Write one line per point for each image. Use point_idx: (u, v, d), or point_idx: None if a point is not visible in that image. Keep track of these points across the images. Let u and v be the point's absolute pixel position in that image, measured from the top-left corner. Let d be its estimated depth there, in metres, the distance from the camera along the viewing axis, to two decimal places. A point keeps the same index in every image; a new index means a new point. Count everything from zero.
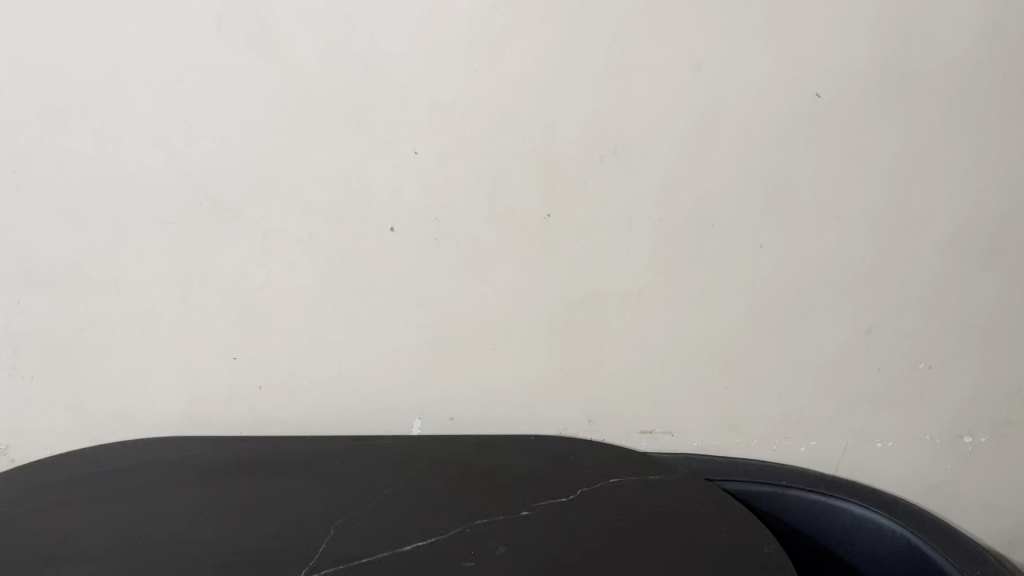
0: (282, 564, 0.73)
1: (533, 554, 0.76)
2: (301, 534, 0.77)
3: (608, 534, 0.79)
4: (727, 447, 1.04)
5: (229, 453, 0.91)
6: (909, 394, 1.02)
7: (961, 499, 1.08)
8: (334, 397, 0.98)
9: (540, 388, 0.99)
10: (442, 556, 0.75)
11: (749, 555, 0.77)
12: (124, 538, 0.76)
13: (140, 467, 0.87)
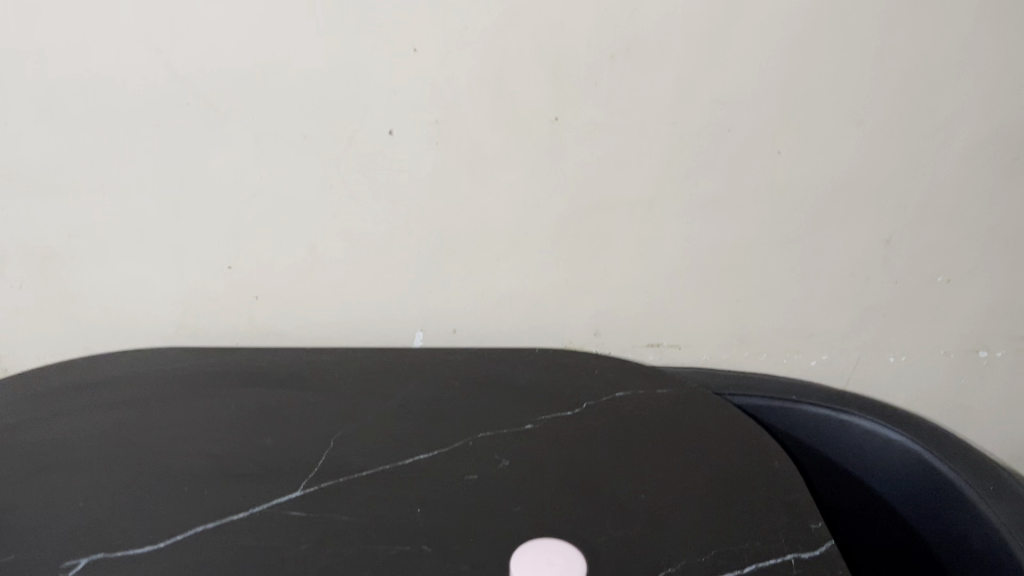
0: (282, 477, 0.72)
1: (537, 467, 0.75)
2: (302, 446, 0.77)
3: (612, 449, 0.78)
4: (733, 359, 1.02)
5: (229, 364, 0.90)
6: (925, 307, 0.99)
7: (970, 412, 1.06)
8: (335, 308, 0.96)
9: (545, 300, 0.97)
10: (444, 470, 0.74)
11: (756, 469, 0.76)
12: (119, 446, 0.76)
13: (137, 377, 0.86)
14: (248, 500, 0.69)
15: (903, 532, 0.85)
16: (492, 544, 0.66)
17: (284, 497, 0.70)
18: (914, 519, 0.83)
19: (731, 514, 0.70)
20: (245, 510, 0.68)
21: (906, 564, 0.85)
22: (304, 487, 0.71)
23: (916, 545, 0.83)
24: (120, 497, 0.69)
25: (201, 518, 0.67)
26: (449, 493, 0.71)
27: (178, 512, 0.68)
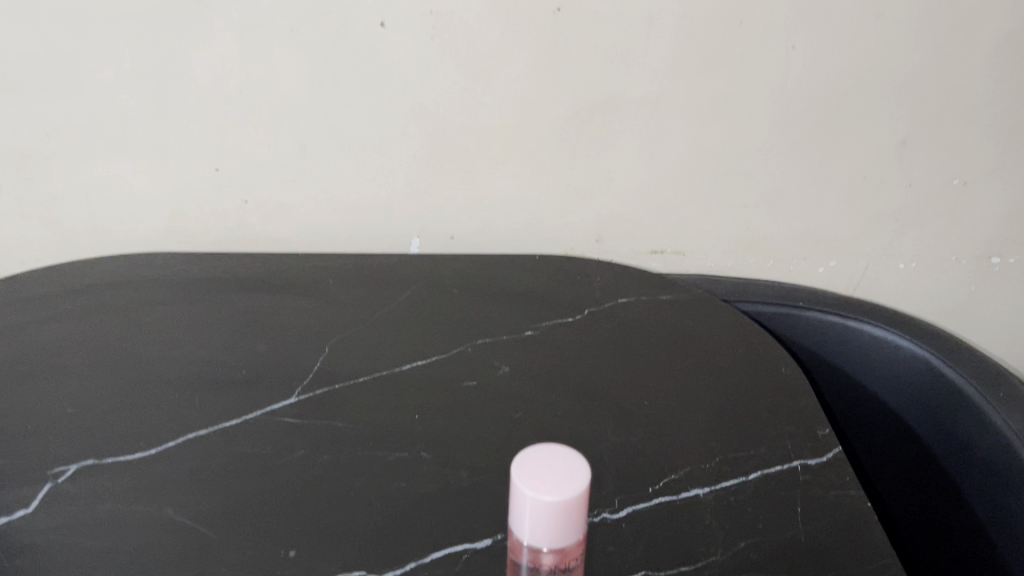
0: (275, 384, 0.71)
1: (537, 375, 0.73)
2: (295, 352, 0.74)
3: (614, 356, 0.76)
4: (739, 266, 1.00)
5: (219, 267, 0.87)
6: (939, 211, 0.96)
7: (979, 320, 1.05)
8: (328, 213, 0.93)
9: (546, 205, 0.94)
10: (443, 377, 0.72)
11: (761, 374, 0.74)
12: (106, 352, 0.74)
13: (124, 283, 0.84)
14: (242, 407, 0.68)
15: (911, 441, 0.83)
16: (492, 451, 0.65)
17: (280, 403, 0.69)
18: (925, 431, 0.82)
19: (737, 420, 0.68)
20: (239, 417, 0.67)
21: (914, 474, 0.84)
22: (299, 393, 0.70)
23: (925, 456, 0.82)
24: (109, 403, 0.68)
25: (194, 425, 0.66)
26: (448, 400, 0.70)
27: (170, 420, 0.66)
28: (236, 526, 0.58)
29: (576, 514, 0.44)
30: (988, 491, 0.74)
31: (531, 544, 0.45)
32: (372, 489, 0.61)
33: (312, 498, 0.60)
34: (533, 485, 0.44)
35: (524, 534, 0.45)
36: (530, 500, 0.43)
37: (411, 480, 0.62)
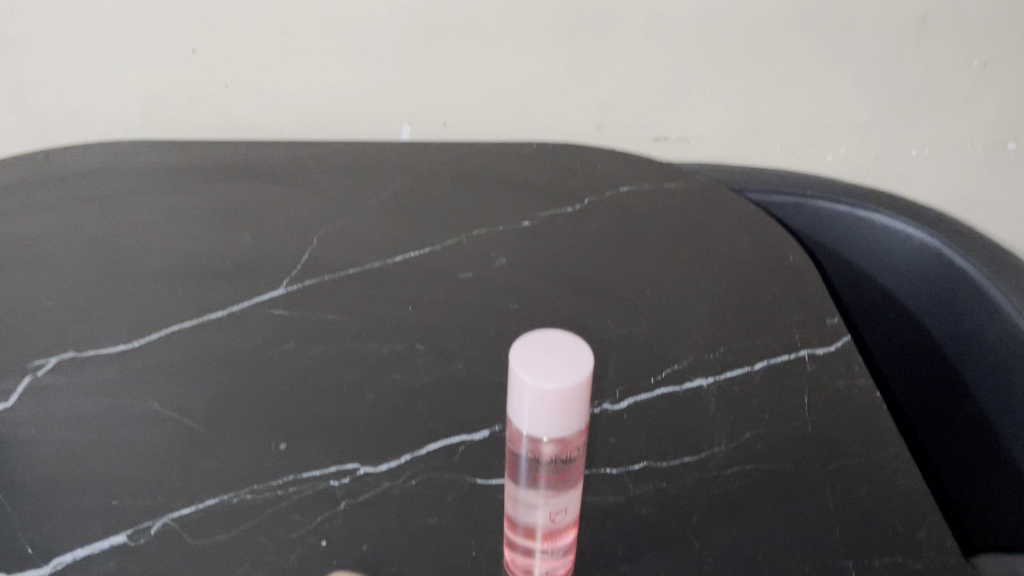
0: (262, 275, 0.68)
1: (536, 267, 0.70)
2: (282, 241, 0.71)
3: (616, 246, 0.72)
4: (745, 154, 0.96)
5: (196, 149, 0.82)
6: (955, 94, 0.92)
7: (990, 209, 1.01)
8: (314, 99, 0.88)
9: (544, 90, 0.89)
10: (437, 267, 0.69)
11: (769, 263, 0.71)
12: (84, 242, 0.70)
13: (93, 169, 0.78)
14: (228, 299, 0.65)
15: (923, 337, 0.80)
16: (489, 343, 0.62)
17: (268, 295, 0.66)
18: (939, 325, 0.78)
19: (743, 309, 0.66)
20: (225, 309, 0.64)
21: (923, 366, 0.80)
22: (287, 285, 0.67)
23: (937, 349, 0.79)
24: (89, 295, 0.65)
25: (178, 317, 0.63)
26: (443, 291, 0.67)
27: (153, 312, 0.64)
28: (227, 420, 0.56)
29: (578, 402, 0.42)
30: (1001, 380, 0.72)
31: (531, 434, 0.43)
32: (365, 381, 0.59)
33: (304, 392, 0.58)
34: (533, 373, 0.41)
35: (523, 422, 0.42)
36: (530, 388, 0.41)
37: (406, 373, 0.60)
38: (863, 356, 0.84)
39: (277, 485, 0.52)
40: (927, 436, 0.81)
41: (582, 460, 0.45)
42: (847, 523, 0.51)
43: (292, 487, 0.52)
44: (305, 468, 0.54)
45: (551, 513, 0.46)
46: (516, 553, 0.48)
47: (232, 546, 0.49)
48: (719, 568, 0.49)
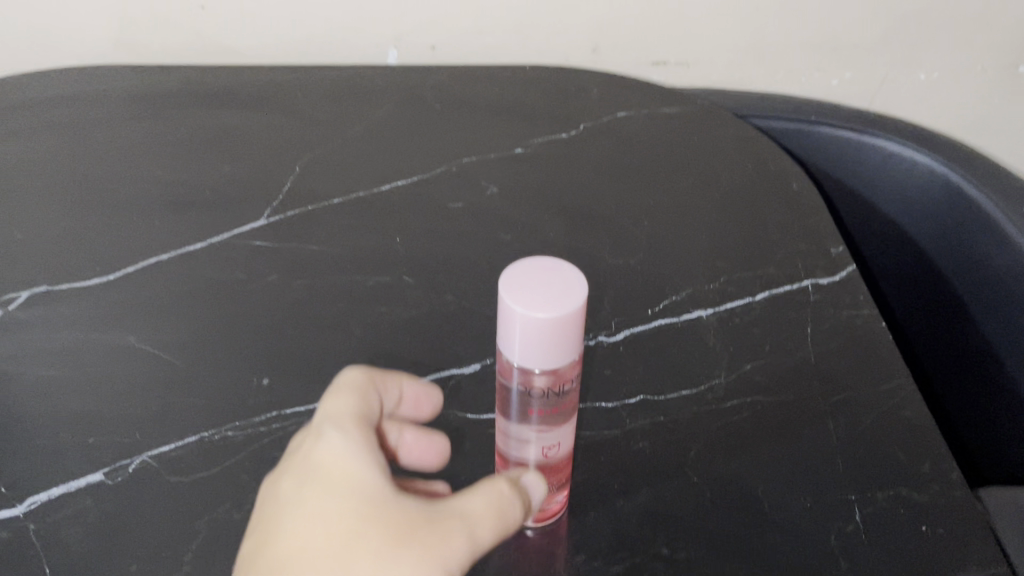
0: (242, 204, 0.65)
1: (529, 194, 0.66)
2: (262, 168, 0.68)
3: (613, 172, 0.69)
4: (747, 78, 0.92)
5: (167, 72, 0.77)
6: (968, 14, 0.87)
7: (998, 135, 0.98)
8: (294, 21, 0.84)
9: (537, 9, 0.84)
10: (425, 195, 0.66)
11: (773, 189, 0.67)
12: (54, 171, 0.67)
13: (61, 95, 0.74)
14: (206, 230, 0.62)
15: (932, 264, 0.77)
16: (479, 275, 0.60)
17: (248, 226, 0.63)
18: (947, 253, 0.75)
19: (744, 238, 0.63)
20: (203, 240, 0.62)
21: (930, 295, 0.78)
22: (268, 215, 0.64)
23: (945, 279, 0.76)
24: (61, 227, 0.62)
25: (154, 250, 0.61)
26: (431, 220, 0.64)
27: (128, 244, 0.61)
28: (207, 355, 0.54)
29: (571, 332, 0.39)
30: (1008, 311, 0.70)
31: (522, 366, 0.40)
32: (350, 314, 0.57)
33: (286, 325, 0.56)
34: (524, 302, 0.39)
35: (514, 353, 0.40)
36: (522, 317, 0.38)
37: (394, 306, 0.58)
38: (871, 286, 0.82)
39: (260, 422, 0.51)
40: (933, 366, 0.79)
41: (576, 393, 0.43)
42: (850, 456, 0.49)
43: (275, 423, 0.51)
44: (288, 404, 0.52)
45: (543, 448, 0.44)
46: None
47: (213, 483, 0.48)
48: (717, 503, 0.47)
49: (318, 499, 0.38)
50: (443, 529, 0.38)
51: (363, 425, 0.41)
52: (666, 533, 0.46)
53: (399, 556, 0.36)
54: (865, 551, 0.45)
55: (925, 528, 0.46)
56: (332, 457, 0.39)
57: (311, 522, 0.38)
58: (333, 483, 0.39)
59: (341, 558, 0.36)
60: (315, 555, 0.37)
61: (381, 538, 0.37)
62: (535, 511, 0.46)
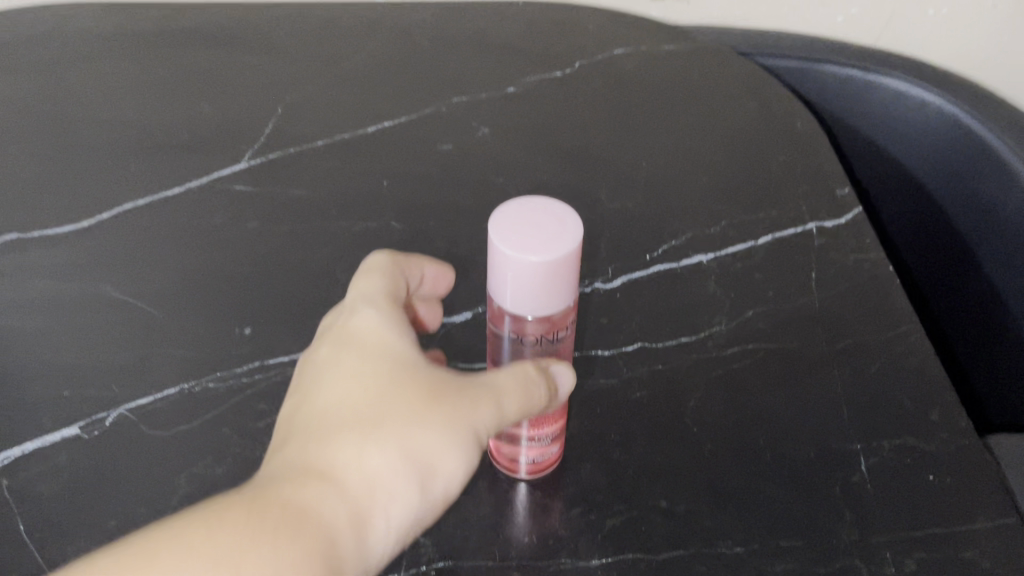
0: (221, 147, 0.62)
1: (522, 135, 0.63)
2: (241, 108, 0.65)
3: (610, 111, 0.65)
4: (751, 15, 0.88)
5: (140, 6, 0.73)
6: None
7: None
8: None
9: None
10: (413, 136, 0.63)
11: (777, 128, 0.64)
12: (24, 112, 0.64)
13: (29, 31, 0.70)
14: (185, 174, 0.60)
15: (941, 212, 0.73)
16: (470, 220, 0.58)
17: (228, 170, 0.60)
18: (958, 199, 0.71)
19: (746, 180, 0.60)
20: (181, 185, 0.59)
21: (939, 241, 0.74)
22: (250, 158, 0.61)
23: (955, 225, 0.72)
24: (32, 171, 0.59)
25: (131, 195, 0.58)
26: (419, 162, 0.61)
27: (103, 190, 0.58)
28: (187, 305, 0.52)
29: (566, 275, 0.37)
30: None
31: (514, 311, 0.38)
32: (336, 260, 0.55)
33: (269, 273, 0.54)
34: (515, 244, 0.36)
35: (503, 297, 0.38)
36: (509, 260, 0.36)
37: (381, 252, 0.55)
38: (877, 233, 0.77)
39: (242, 373, 0.49)
40: (944, 311, 0.75)
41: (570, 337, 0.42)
42: (855, 404, 0.47)
43: (258, 373, 0.49)
44: (271, 354, 0.50)
45: None
46: (501, 441, 0.44)
47: (194, 436, 0.46)
48: (717, 454, 0.46)
49: (353, 359, 0.36)
50: (475, 394, 0.36)
51: (397, 299, 0.40)
52: (665, 485, 0.45)
53: (433, 411, 0.35)
54: (871, 501, 0.43)
55: (932, 478, 0.44)
56: (366, 327, 0.37)
57: (344, 382, 0.36)
58: (366, 343, 0.37)
59: (377, 412, 0.34)
60: (350, 408, 0.35)
61: (415, 395, 0.35)
62: (529, 463, 0.44)
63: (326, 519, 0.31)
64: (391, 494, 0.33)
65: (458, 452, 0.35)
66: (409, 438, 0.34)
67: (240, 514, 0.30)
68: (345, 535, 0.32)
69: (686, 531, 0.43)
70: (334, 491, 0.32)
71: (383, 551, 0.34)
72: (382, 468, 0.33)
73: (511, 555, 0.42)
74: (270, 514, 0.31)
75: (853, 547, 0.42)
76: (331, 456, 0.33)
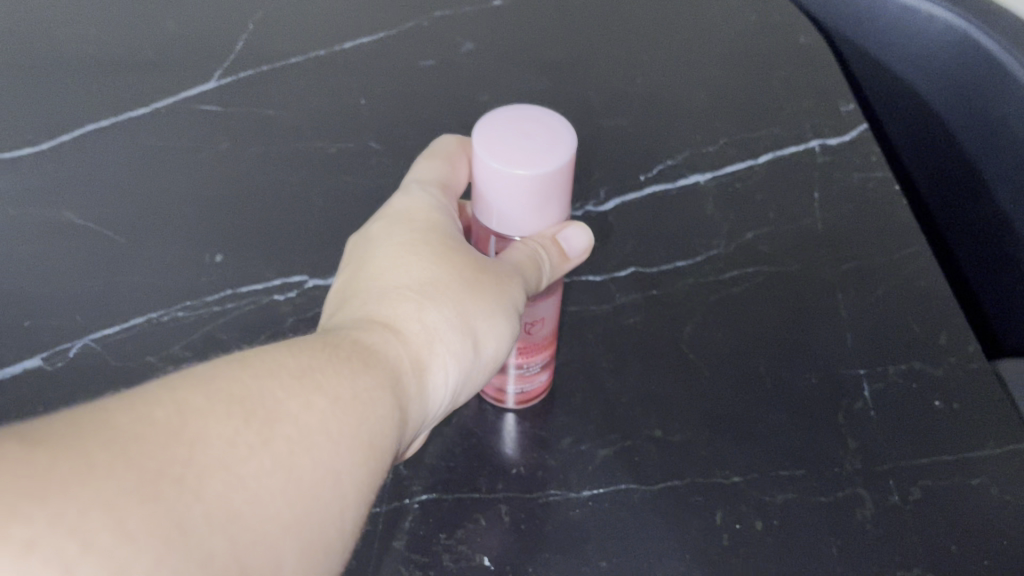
0: (188, 65, 0.58)
1: (508, 51, 0.60)
2: (209, 25, 0.60)
3: (600, 26, 0.62)
4: None
5: None
6: None
7: None
8: None
9: None
10: (392, 53, 0.59)
11: (780, 42, 0.61)
12: None
13: None
14: (150, 95, 0.56)
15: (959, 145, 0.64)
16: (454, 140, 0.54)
17: (196, 89, 0.56)
18: (972, 128, 0.62)
19: (746, 97, 0.57)
20: (146, 106, 0.55)
21: (959, 183, 0.65)
22: (219, 77, 0.57)
23: (974, 160, 0.63)
24: None
25: (91, 115, 0.54)
26: (399, 81, 0.58)
27: (64, 111, 0.55)
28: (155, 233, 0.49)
29: (558, 188, 0.34)
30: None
31: (501, 232, 0.36)
32: (311, 184, 0.52)
33: (240, 198, 0.51)
34: (501, 156, 0.33)
35: (505, 223, 0.35)
36: (512, 180, 0.33)
37: (359, 175, 0.52)
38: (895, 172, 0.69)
39: (212, 302, 0.46)
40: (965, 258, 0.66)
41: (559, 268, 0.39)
42: (860, 326, 0.45)
43: (229, 303, 0.46)
44: (244, 282, 0.47)
45: (525, 324, 0.39)
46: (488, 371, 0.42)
47: (161, 367, 0.43)
48: (715, 382, 0.44)
49: (404, 227, 0.35)
50: (515, 264, 0.35)
51: (449, 184, 0.38)
52: (659, 414, 0.43)
53: (483, 277, 0.34)
54: (873, 428, 0.41)
55: (939, 404, 0.42)
56: (416, 203, 0.36)
57: (397, 245, 0.34)
58: (419, 217, 0.35)
59: (433, 271, 0.33)
60: (405, 267, 0.33)
61: (466, 263, 0.34)
62: (517, 393, 0.42)
63: (391, 360, 0.30)
64: (447, 351, 0.32)
65: (505, 319, 0.34)
66: (463, 299, 0.33)
67: (314, 346, 0.29)
68: (409, 379, 0.31)
69: (682, 461, 0.41)
70: (395, 340, 0.31)
71: (433, 410, 0.33)
72: (440, 325, 0.32)
73: (498, 487, 0.40)
74: (343, 348, 0.29)
75: (857, 477, 0.40)
76: (391, 311, 0.32)
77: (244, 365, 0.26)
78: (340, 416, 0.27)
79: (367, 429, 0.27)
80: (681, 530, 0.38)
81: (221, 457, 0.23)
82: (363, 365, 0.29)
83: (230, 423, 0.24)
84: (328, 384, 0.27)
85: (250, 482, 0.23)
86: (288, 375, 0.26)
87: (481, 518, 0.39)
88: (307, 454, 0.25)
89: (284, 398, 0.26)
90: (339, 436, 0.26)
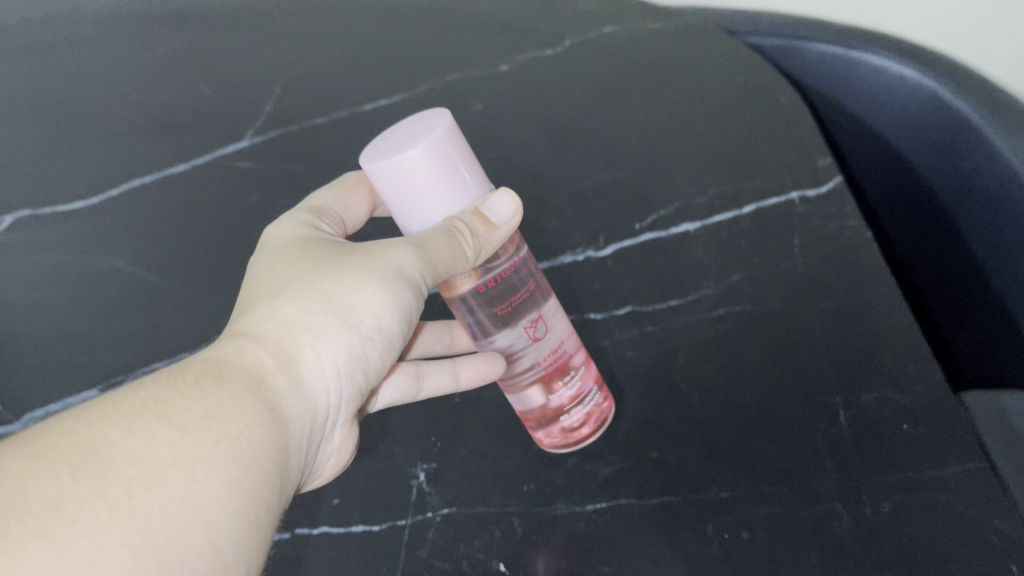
0: (218, 121, 0.62)
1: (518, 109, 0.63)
2: (240, 80, 0.64)
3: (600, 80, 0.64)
4: None
5: None
6: None
7: None
8: None
9: None
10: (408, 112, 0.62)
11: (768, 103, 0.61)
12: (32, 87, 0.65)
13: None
14: (187, 151, 0.60)
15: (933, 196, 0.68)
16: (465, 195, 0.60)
17: (227, 148, 0.60)
18: (945, 182, 0.66)
19: (741, 145, 0.60)
20: (186, 162, 0.60)
21: (935, 231, 0.69)
22: (251, 135, 0.61)
23: (946, 210, 0.67)
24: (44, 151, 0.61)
25: (137, 171, 0.60)
26: None
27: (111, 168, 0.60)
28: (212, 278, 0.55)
29: (454, 154, 0.38)
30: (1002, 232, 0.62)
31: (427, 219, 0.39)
32: None
33: None
34: (394, 150, 0.37)
35: (414, 210, 0.39)
36: (394, 167, 0.37)
37: None
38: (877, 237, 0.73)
39: None
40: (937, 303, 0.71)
41: (540, 269, 0.44)
42: (837, 355, 0.50)
43: None
44: None
45: (527, 329, 0.43)
46: (535, 426, 0.47)
47: None
48: (707, 407, 0.50)
49: (268, 255, 0.39)
50: (401, 243, 0.38)
51: (315, 208, 0.44)
52: (658, 440, 0.49)
53: (343, 262, 0.37)
54: (849, 451, 0.46)
55: (907, 427, 0.46)
56: (279, 232, 0.41)
57: (255, 274, 0.38)
58: (286, 240, 0.40)
59: (288, 279, 0.36)
60: (259, 286, 0.37)
61: (327, 259, 0.37)
62: (569, 424, 0.46)
63: (248, 367, 0.32)
64: (313, 335, 0.35)
65: (376, 289, 0.37)
66: (317, 286, 0.36)
67: (162, 379, 0.30)
68: (271, 379, 0.33)
69: (674, 480, 0.47)
70: (253, 343, 0.33)
71: (318, 393, 0.36)
72: (296, 315, 0.35)
73: (511, 501, 0.48)
74: (189, 373, 0.31)
75: (834, 493, 0.44)
76: (249, 322, 0.35)
77: (75, 415, 0.27)
78: (188, 442, 0.28)
79: (221, 448, 0.29)
80: (672, 538, 0.45)
81: (42, 522, 0.23)
82: (212, 384, 0.31)
83: (55, 478, 0.25)
84: (174, 412, 0.28)
85: (79, 536, 0.24)
86: (121, 413, 0.27)
87: (496, 530, 0.47)
88: (152, 490, 0.26)
89: (120, 437, 0.27)
90: (190, 464, 0.27)
